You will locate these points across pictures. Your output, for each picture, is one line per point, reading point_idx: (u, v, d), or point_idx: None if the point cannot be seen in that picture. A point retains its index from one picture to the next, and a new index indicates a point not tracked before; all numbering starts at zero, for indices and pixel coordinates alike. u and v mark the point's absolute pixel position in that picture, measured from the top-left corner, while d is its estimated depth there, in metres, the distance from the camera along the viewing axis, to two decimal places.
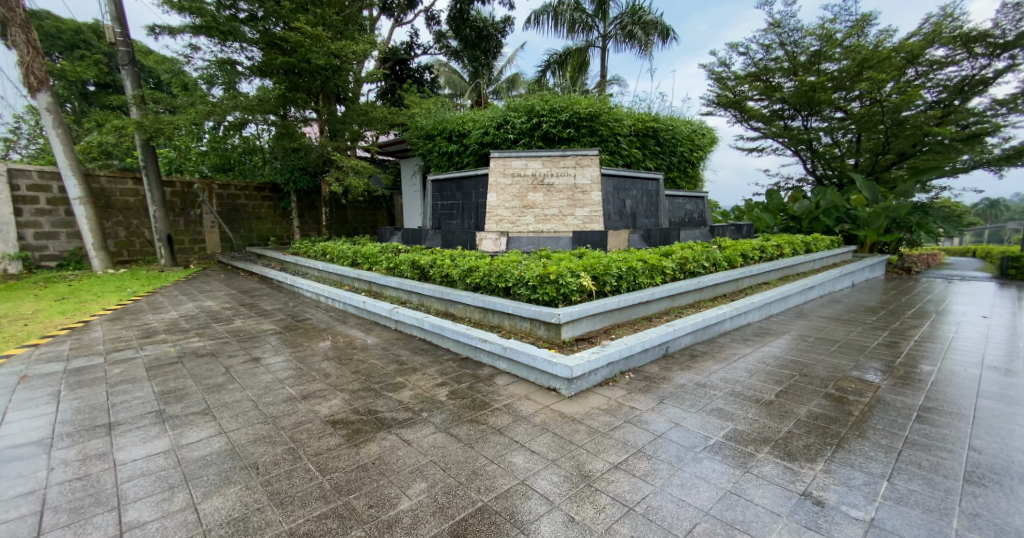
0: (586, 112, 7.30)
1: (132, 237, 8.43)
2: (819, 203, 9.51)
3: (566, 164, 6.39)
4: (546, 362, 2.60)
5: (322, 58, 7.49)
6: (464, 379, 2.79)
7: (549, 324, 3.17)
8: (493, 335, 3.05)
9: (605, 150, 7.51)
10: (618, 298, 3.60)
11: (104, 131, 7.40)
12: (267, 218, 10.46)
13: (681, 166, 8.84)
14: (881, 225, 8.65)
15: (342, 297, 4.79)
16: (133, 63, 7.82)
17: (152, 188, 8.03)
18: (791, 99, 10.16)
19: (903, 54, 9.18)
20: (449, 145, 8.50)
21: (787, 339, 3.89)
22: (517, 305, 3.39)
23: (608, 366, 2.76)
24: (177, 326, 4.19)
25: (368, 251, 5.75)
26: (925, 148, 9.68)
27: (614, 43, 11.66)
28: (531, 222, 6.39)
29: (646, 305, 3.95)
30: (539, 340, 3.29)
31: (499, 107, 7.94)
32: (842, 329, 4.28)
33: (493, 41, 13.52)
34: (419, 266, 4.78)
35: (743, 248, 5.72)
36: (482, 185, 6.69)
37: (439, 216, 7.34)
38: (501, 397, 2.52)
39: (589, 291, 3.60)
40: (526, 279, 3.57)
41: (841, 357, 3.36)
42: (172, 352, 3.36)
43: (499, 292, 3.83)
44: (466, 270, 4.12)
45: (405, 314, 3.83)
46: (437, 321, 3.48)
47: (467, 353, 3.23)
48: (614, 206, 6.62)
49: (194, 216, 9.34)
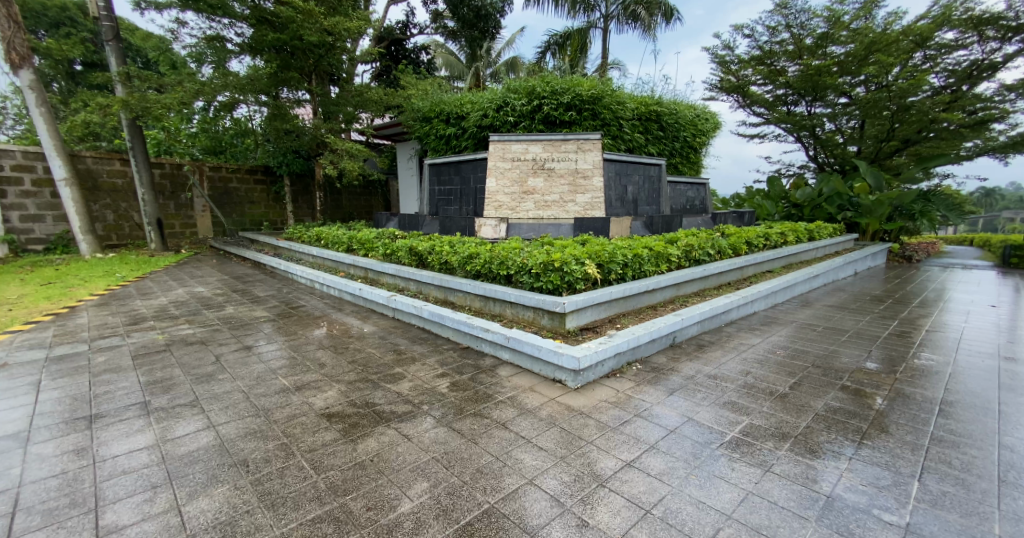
0: (589, 94, 7.13)
1: (121, 221, 8.21)
2: (822, 190, 9.41)
3: (567, 149, 6.24)
4: (553, 352, 2.49)
5: (315, 35, 7.26)
6: (465, 370, 2.68)
7: (554, 313, 3.07)
8: (496, 325, 2.95)
9: (607, 134, 7.35)
10: (624, 286, 3.50)
11: (89, 110, 7.13)
12: (260, 203, 10.27)
13: (683, 152, 8.68)
14: (883, 213, 8.60)
15: (337, 283, 4.67)
16: (117, 38, 7.53)
17: (140, 170, 7.79)
18: (796, 84, 10.16)
19: (913, 37, 9.09)
20: (446, 128, 8.28)
21: (795, 329, 3.81)
22: (520, 293, 3.29)
23: (615, 356, 2.66)
24: (167, 312, 4.05)
25: (364, 237, 5.67)
26: (931, 135, 9.60)
27: (617, 24, 11.41)
28: (531, 208, 6.26)
29: (652, 294, 3.84)
30: (542, 330, 3.20)
31: (498, 89, 7.74)
32: (850, 319, 4.19)
33: (491, 21, 13.04)
34: (416, 252, 4.69)
35: (749, 236, 5.64)
36: (481, 169, 6.51)
37: (437, 202, 7.19)
38: (506, 389, 2.40)
39: (594, 279, 3.50)
40: (529, 267, 3.47)
41: (851, 346, 3.28)
42: (160, 340, 3.23)
43: (500, 280, 3.74)
44: (465, 257, 4.03)
45: (402, 301, 3.72)
46: (436, 310, 3.36)
47: (468, 342, 3.12)
48: (615, 192, 6.48)
49: (184, 200, 9.13)
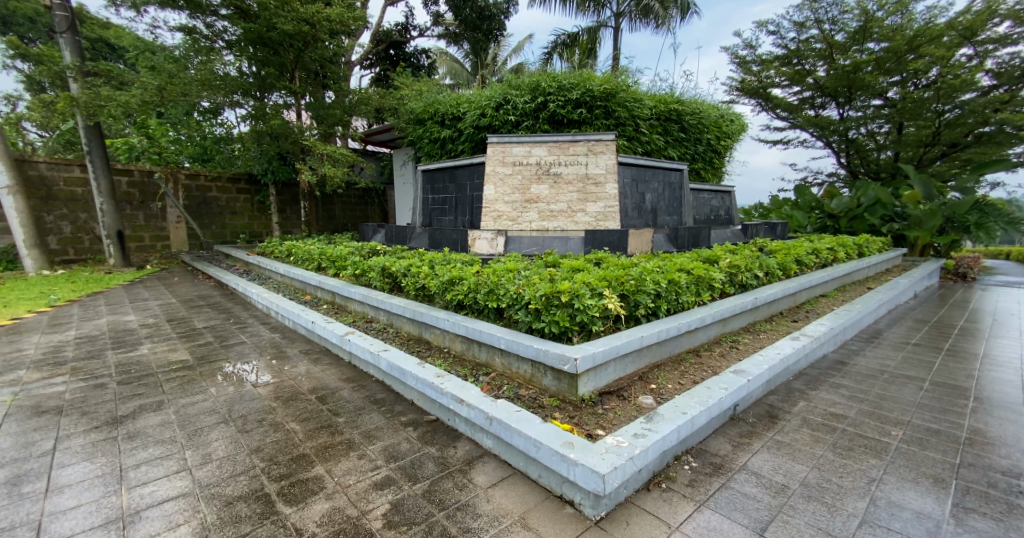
0: (601, 89, 6.24)
1: (79, 233, 7.39)
2: (860, 199, 8.46)
3: (576, 151, 5.31)
4: (560, 457, 1.55)
5: (290, 24, 6.52)
6: (424, 471, 1.73)
7: (561, 373, 2.12)
8: (475, 392, 2.00)
9: (623, 135, 6.44)
10: (659, 326, 2.53)
11: (39, 110, 6.36)
12: (243, 213, 9.48)
13: (706, 157, 7.72)
14: (935, 225, 7.63)
15: (290, 313, 3.76)
16: (73, 30, 6.73)
17: (98, 177, 6.96)
18: (829, 83, 9.29)
19: (957, 31, 8.17)
20: (441, 130, 7.40)
21: (892, 381, 2.79)
22: (513, 339, 2.35)
23: (658, 455, 1.69)
24: (57, 354, 3.11)
25: (335, 253, 4.83)
26: (980, 139, 8.65)
27: (629, 22, 10.57)
28: (534, 219, 5.33)
29: (693, 334, 2.86)
30: (543, 392, 2.25)
31: (499, 85, 6.86)
32: (954, 365, 3.17)
33: (495, 22, 12.25)
34: (390, 274, 3.82)
35: (797, 253, 4.66)
36: (478, 175, 5.60)
37: (430, 212, 6.29)
38: (481, 525, 1.46)
39: (615, 318, 2.55)
40: (525, 300, 2.52)
41: (992, 418, 2.27)
42: (6, 404, 2.30)
43: (488, 315, 2.82)
44: (446, 282, 3.12)
45: (357, 344, 2.78)
46: (397, 361, 2.43)
47: (436, 414, 2.17)
48: (631, 200, 5.52)
49: (155, 210, 8.32)
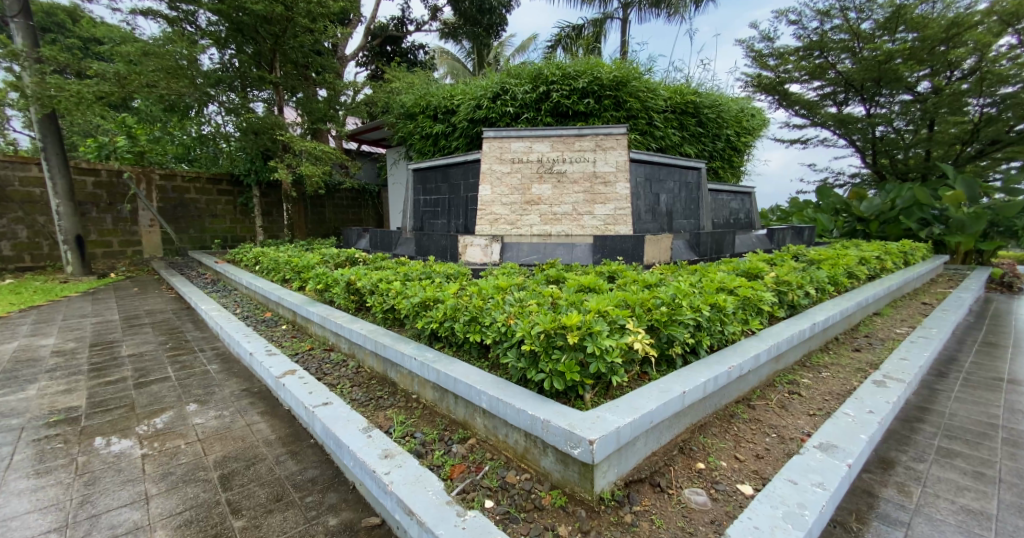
0: (610, 77, 5.54)
1: (38, 238, 6.75)
2: (894, 201, 7.64)
3: (582, 146, 4.60)
4: None
5: (260, 6, 5.86)
6: None
7: (568, 460, 1.43)
8: (433, 500, 1.34)
9: (635, 129, 5.73)
10: (705, 373, 1.81)
11: None
12: (224, 216, 8.82)
13: (725, 154, 6.99)
14: (980, 229, 6.78)
15: (234, 339, 3.08)
16: (26, 13, 5.92)
17: (53, 177, 6.26)
18: (856, 75, 8.49)
19: (1000, 16, 7.43)
20: (433, 125, 6.69)
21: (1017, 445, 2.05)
22: (498, 397, 1.64)
23: None
24: None
25: (302, 263, 4.14)
26: None
27: (637, 13, 9.87)
28: (535, 223, 4.62)
29: (745, 378, 2.13)
30: (540, 478, 1.55)
31: (496, 74, 6.16)
32: None
33: (496, 16, 11.61)
34: (356, 290, 3.11)
35: (847, 263, 3.92)
36: (472, 173, 4.90)
37: (421, 215, 5.60)
38: None
39: (642, 362, 1.84)
40: (517, 337, 1.80)
41: None
42: None
43: (469, 351, 2.12)
44: (417, 304, 2.41)
45: (294, 393, 2.10)
46: (336, 427, 1.74)
47: (383, 516, 1.50)
48: (646, 201, 4.79)
49: (125, 212, 7.66)
